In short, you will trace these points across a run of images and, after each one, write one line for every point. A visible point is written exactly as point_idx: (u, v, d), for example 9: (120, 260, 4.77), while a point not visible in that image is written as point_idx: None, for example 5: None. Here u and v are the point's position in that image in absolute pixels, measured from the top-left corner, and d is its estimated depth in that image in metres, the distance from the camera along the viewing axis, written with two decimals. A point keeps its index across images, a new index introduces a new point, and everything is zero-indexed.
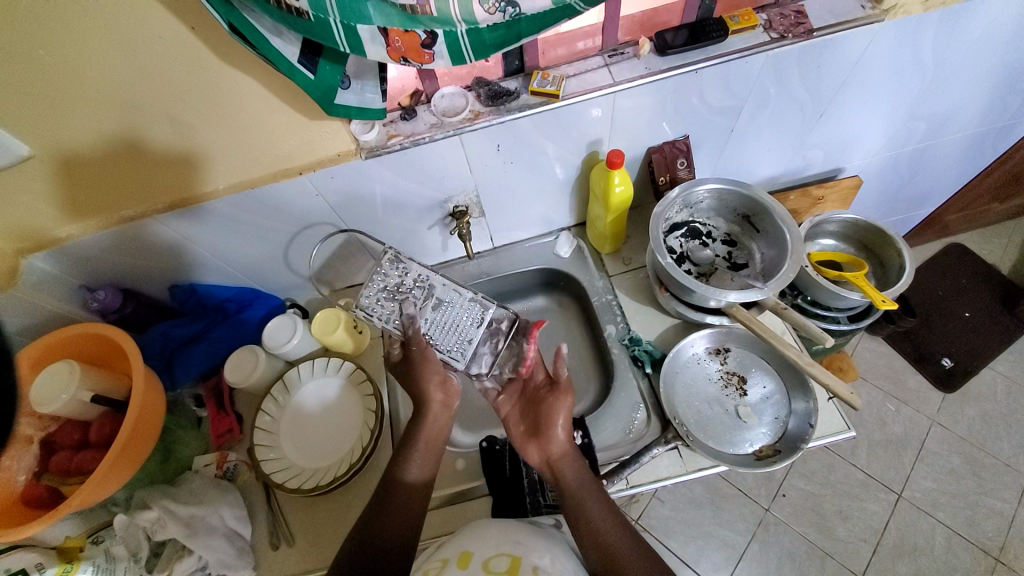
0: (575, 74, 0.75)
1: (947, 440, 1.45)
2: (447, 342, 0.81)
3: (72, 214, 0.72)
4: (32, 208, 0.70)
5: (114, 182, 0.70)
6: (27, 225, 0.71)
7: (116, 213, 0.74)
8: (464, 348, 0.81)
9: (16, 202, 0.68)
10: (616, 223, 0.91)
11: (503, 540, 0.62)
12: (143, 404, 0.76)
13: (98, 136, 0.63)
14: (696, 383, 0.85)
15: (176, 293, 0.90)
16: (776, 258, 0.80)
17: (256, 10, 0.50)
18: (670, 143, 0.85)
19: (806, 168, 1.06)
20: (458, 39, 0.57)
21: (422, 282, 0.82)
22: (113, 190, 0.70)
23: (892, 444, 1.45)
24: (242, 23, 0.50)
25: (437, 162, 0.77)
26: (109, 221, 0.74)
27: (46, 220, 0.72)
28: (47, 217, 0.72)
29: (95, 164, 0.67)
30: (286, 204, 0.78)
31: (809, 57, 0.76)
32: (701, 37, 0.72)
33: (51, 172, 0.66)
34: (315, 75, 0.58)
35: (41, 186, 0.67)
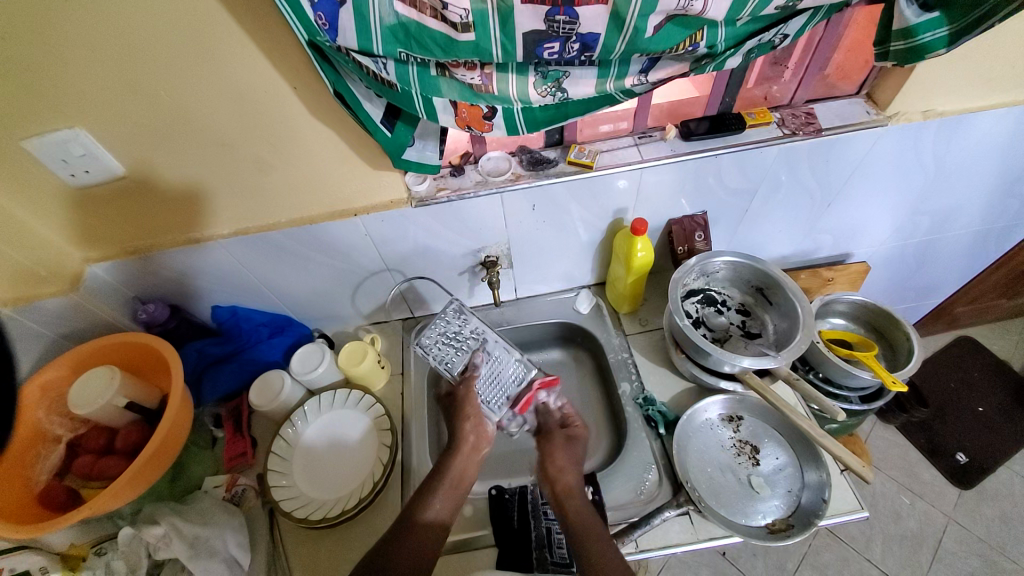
0: (608, 150, 0.84)
1: (967, 541, 1.39)
2: (490, 394, 0.88)
3: (128, 234, 0.80)
4: (113, 222, 0.77)
5: (189, 206, 0.77)
6: (104, 236, 0.79)
7: (184, 233, 0.81)
8: (502, 402, 0.87)
9: (101, 215, 0.76)
10: (636, 285, 0.96)
11: None
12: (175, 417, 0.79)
13: (176, 172, 0.72)
14: (709, 449, 0.86)
15: (215, 314, 0.94)
16: (789, 329, 0.83)
17: (356, 78, 0.60)
18: (689, 217, 0.93)
19: (816, 250, 1.13)
20: (514, 114, 0.66)
21: (477, 334, 0.89)
22: (169, 217, 0.78)
23: (908, 540, 1.39)
24: (342, 88, 0.60)
25: (478, 216, 0.85)
26: (177, 239, 0.81)
27: (107, 236, 0.79)
28: (122, 232, 0.79)
29: (180, 190, 0.75)
30: (336, 241, 0.86)
31: (818, 152, 0.85)
32: (721, 128, 0.81)
33: (125, 195, 0.74)
34: (391, 133, 0.67)
35: (113, 205, 0.75)
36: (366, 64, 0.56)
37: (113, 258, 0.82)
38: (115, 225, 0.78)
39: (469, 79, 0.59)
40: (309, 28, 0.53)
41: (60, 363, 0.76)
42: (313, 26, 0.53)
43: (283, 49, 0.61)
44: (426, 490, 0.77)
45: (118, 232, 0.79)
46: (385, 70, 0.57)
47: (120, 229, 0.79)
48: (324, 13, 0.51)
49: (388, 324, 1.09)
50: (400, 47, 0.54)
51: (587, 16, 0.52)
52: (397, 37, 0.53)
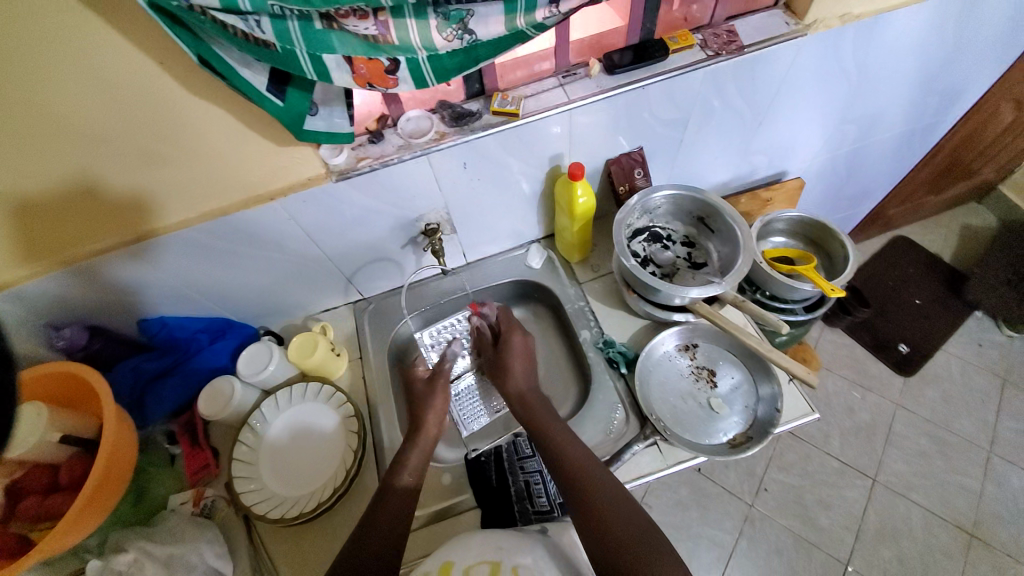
0: (532, 95, 0.79)
1: (912, 421, 1.54)
2: (463, 409, 0.98)
3: (55, 253, 0.71)
4: None
5: (77, 215, 0.68)
6: None
7: (81, 248, 0.72)
8: (471, 420, 0.98)
9: None
10: (583, 232, 0.95)
11: (484, 546, 0.63)
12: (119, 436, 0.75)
13: (64, 179, 0.64)
14: (669, 380, 0.88)
15: (145, 327, 0.88)
16: (731, 255, 0.84)
17: (224, 43, 0.53)
18: (626, 154, 0.92)
19: (754, 173, 1.15)
20: (419, 65, 0.61)
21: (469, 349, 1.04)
22: (101, 227, 0.71)
23: (862, 430, 1.53)
24: (212, 59, 0.53)
25: (408, 183, 0.80)
26: (73, 256, 0.72)
27: (31, 261, 0.71)
28: (6, 257, 0.69)
29: (58, 199, 0.65)
30: (261, 232, 0.79)
31: (744, 71, 0.83)
32: (645, 56, 0.78)
33: (43, 209, 0.66)
34: (283, 102, 0.60)
35: (30, 223, 0.67)
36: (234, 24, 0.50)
37: (41, 284, 0.73)
38: (39, 245, 0.70)
39: (361, 30, 0.54)
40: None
41: None
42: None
43: (140, 20, 0.52)
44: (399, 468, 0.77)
45: (42, 253, 0.71)
46: (259, 29, 0.50)
47: (46, 248, 0.70)
48: None
49: (339, 310, 1.05)
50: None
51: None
52: None
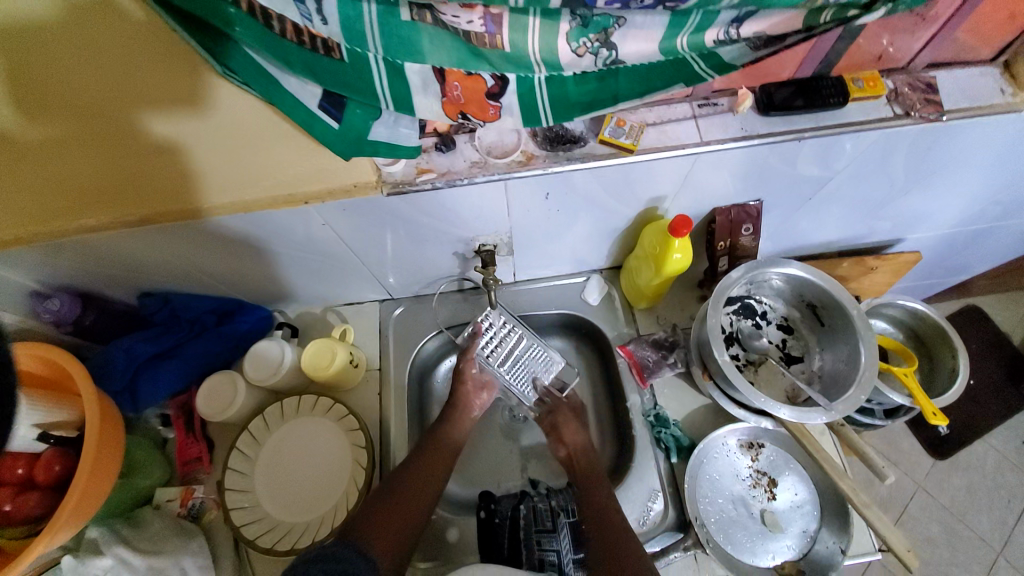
0: (656, 122, 0.61)
1: (929, 507, 1.39)
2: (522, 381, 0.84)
3: (66, 99, 0.51)
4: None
5: (92, 176, 0.56)
6: None
7: (77, 221, 0.58)
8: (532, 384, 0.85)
9: None
10: (661, 285, 0.80)
11: None
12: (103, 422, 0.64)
13: (96, 123, 0.53)
14: (723, 479, 0.77)
15: (144, 302, 0.78)
16: (842, 367, 0.71)
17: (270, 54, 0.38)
18: (738, 206, 0.74)
19: (868, 236, 0.95)
20: (534, 89, 0.44)
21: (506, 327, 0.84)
22: (131, 71, 0.50)
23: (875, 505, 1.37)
24: (239, 65, 0.40)
25: (470, 205, 0.64)
26: (63, 228, 0.58)
27: (35, 104, 0.51)
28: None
29: (79, 148, 0.54)
30: (283, 229, 0.66)
31: (923, 141, 0.65)
32: (816, 101, 0.60)
33: (51, 27, 0.47)
34: (340, 124, 0.45)
35: (33, 46, 0.47)
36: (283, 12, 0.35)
37: (48, 138, 0.53)
38: (46, 84, 0.50)
39: (461, 25, 0.36)
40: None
41: None
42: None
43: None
44: (398, 494, 0.67)
45: (45, 95, 0.50)
46: (319, 18, 0.35)
47: (51, 87, 0.50)
48: None
49: (361, 306, 0.92)
50: None
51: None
52: None
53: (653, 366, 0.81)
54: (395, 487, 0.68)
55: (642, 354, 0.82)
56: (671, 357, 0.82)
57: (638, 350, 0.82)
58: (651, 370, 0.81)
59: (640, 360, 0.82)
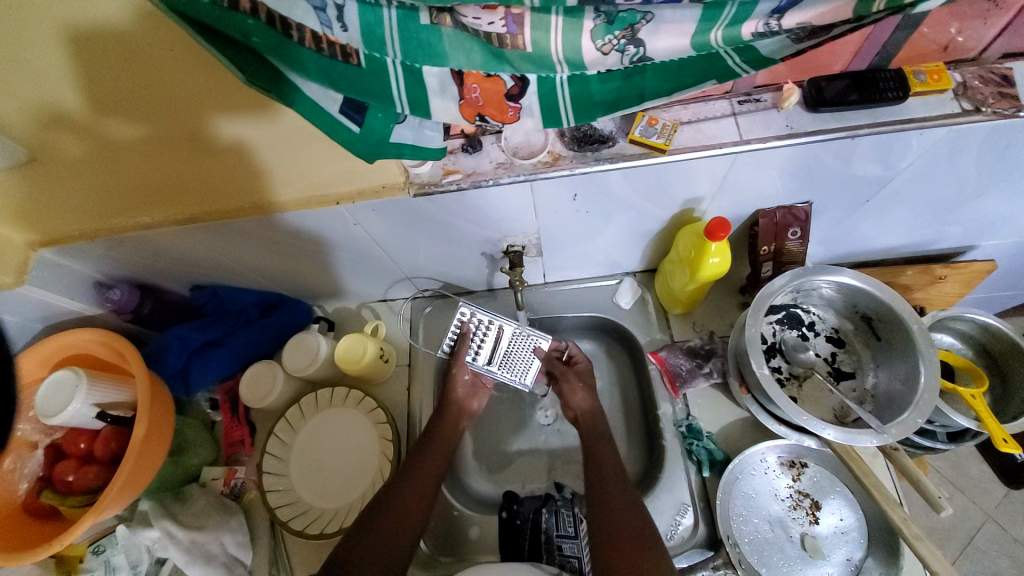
0: (691, 121, 0.58)
1: (999, 540, 1.18)
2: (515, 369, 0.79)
3: (147, 104, 0.49)
4: (79, 182, 0.59)
5: (172, 173, 0.59)
6: (69, 201, 0.62)
7: (163, 207, 0.64)
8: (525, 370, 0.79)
9: (62, 173, 0.57)
10: (697, 290, 0.76)
11: None
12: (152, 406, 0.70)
13: (173, 131, 0.53)
14: (760, 497, 0.72)
15: (196, 294, 0.84)
16: (898, 388, 0.65)
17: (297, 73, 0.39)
18: (784, 209, 0.69)
19: (937, 242, 0.86)
20: (554, 89, 0.43)
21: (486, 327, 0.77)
22: (209, 79, 0.47)
23: (935, 533, 1.19)
24: (262, 78, 0.39)
25: (497, 205, 0.64)
26: (152, 212, 0.64)
27: (118, 106, 0.49)
28: (91, 199, 0.62)
29: (158, 151, 0.56)
30: (316, 229, 0.68)
31: (1001, 138, 0.58)
32: (873, 94, 0.55)
33: (129, 41, 0.43)
34: (361, 126, 0.45)
35: (104, 58, 0.44)
36: (302, 21, 0.35)
37: (131, 136, 0.53)
38: (127, 90, 0.47)
39: (481, 27, 0.36)
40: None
41: (36, 360, 0.70)
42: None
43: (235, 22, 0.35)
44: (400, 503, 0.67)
45: (124, 105, 0.49)
46: (339, 25, 0.35)
47: (133, 93, 0.48)
48: None
49: (394, 303, 0.95)
50: None
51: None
52: None
53: (686, 375, 0.78)
54: (398, 496, 0.68)
55: (676, 362, 0.79)
56: (706, 366, 0.78)
57: (671, 357, 0.79)
58: (683, 379, 0.78)
59: (672, 367, 0.78)
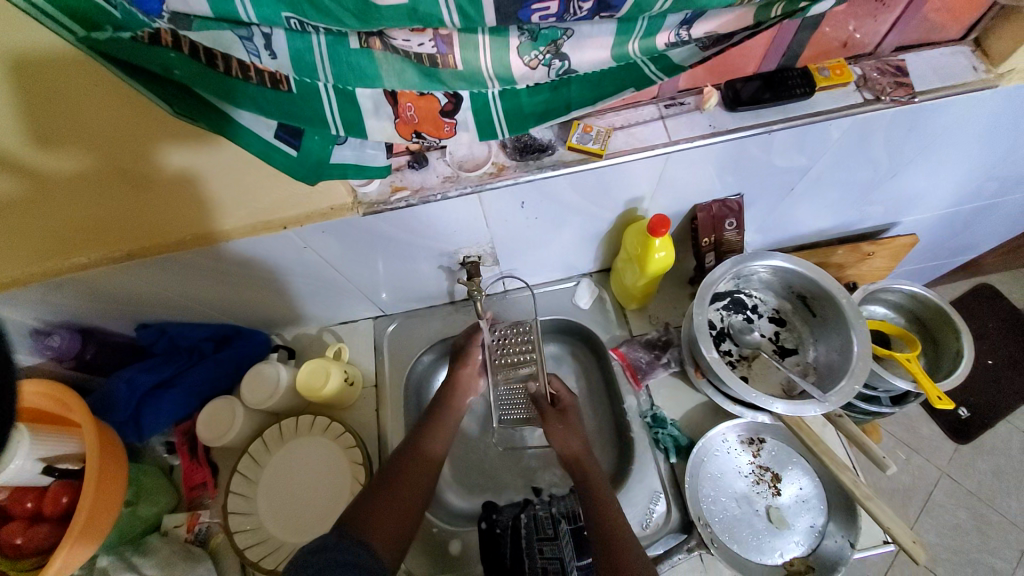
0: (624, 126, 0.62)
1: (956, 493, 1.27)
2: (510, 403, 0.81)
3: (84, 132, 0.48)
4: (12, 230, 0.56)
5: (116, 210, 0.57)
6: (2, 250, 0.58)
7: (108, 250, 0.62)
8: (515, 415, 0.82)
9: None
10: (649, 285, 0.79)
11: None
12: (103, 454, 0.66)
13: (115, 165, 0.52)
14: (725, 476, 0.75)
15: (143, 334, 0.80)
16: (836, 358, 0.70)
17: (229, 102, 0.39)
18: (719, 201, 0.74)
19: (860, 222, 0.94)
20: (488, 103, 0.45)
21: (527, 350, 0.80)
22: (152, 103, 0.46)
23: (897, 495, 1.28)
24: (193, 111, 0.39)
25: (448, 218, 0.65)
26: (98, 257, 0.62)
27: (51, 136, 0.48)
28: (28, 245, 0.59)
29: (100, 188, 0.54)
30: (267, 255, 0.67)
31: (899, 123, 0.65)
32: (784, 93, 0.61)
33: (61, 67, 0.42)
34: (298, 150, 0.45)
35: (41, 87, 0.43)
36: (228, 51, 0.35)
37: (66, 171, 0.51)
38: (61, 117, 0.46)
39: (411, 48, 0.37)
40: (133, 22, 0.33)
41: None
42: (96, 21, 0.32)
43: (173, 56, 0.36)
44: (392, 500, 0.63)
45: (62, 140, 0.48)
46: (268, 53, 0.35)
47: (69, 119, 0.46)
48: None
49: (356, 324, 0.94)
50: (285, 10, 0.32)
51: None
52: None
53: (644, 366, 0.81)
54: None
55: (637, 355, 0.82)
56: (664, 356, 0.81)
57: (632, 350, 0.82)
58: (643, 370, 0.81)
59: (632, 360, 0.81)
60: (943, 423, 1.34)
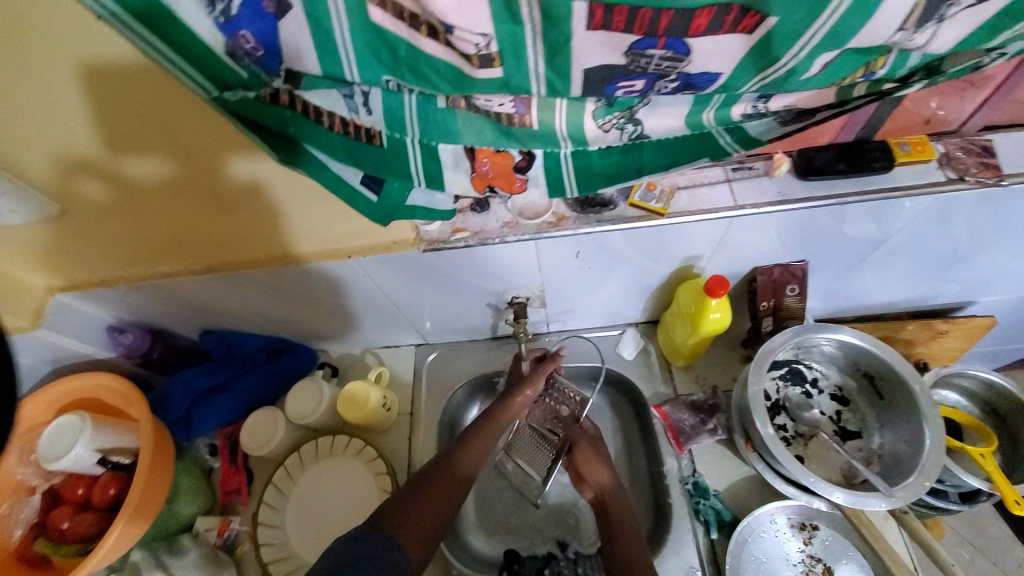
0: (688, 186, 0.61)
1: None
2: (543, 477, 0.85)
3: (160, 144, 0.51)
4: (110, 232, 0.63)
5: (194, 222, 0.62)
6: (103, 251, 0.65)
7: (189, 258, 0.67)
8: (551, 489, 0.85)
9: (93, 222, 0.61)
10: (699, 344, 0.77)
11: None
12: (154, 459, 0.69)
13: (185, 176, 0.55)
14: (771, 562, 0.69)
15: (205, 340, 0.85)
16: (906, 451, 0.64)
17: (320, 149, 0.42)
18: (781, 266, 0.71)
19: (935, 298, 0.87)
20: (559, 163, 0.47)
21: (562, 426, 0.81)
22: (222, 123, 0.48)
23: None
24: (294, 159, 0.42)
25: (503, 260, 0.66)
26: (181, 264, 0.68)
27: (133, 147, 0.51)
28: (124, 250, 0.65)
29: (177, 198, 0.58)
30: (323, 279, 0.71)
31: (987, 204, 0.61)
32: (861, 166, 0.59)
33: (133, 79, 0.44)
34: (378, 196, 0.48)
35: (118, 99, 0.46)
36: (331, 108, 0.38)
37: (148, 179, 0.55)
38: (139, 130, 0.49)
39: (492, 108, 0.39)
40: (256, 81, 0.35)
41: (41, 404, 0.72)
42: (228, 83, 0.35)
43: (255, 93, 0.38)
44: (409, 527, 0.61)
45: (138, 148, 0.51)
46: (365, 110, 0.38)
47: (148, 134, 0.49)
48: (253, 34, 0.32)
49: (398, 349, 0.96)
50: (386, 73, 0.35)
51: (704, 50, 0.32)
52: (380, 58, 0.34)
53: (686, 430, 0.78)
54: None
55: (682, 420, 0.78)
56: (711, 422, 0.77)
57: (676, 414, 0.79)
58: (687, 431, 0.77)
59: (675, 421, 0.78)
60: (1015, 523, 1.19)
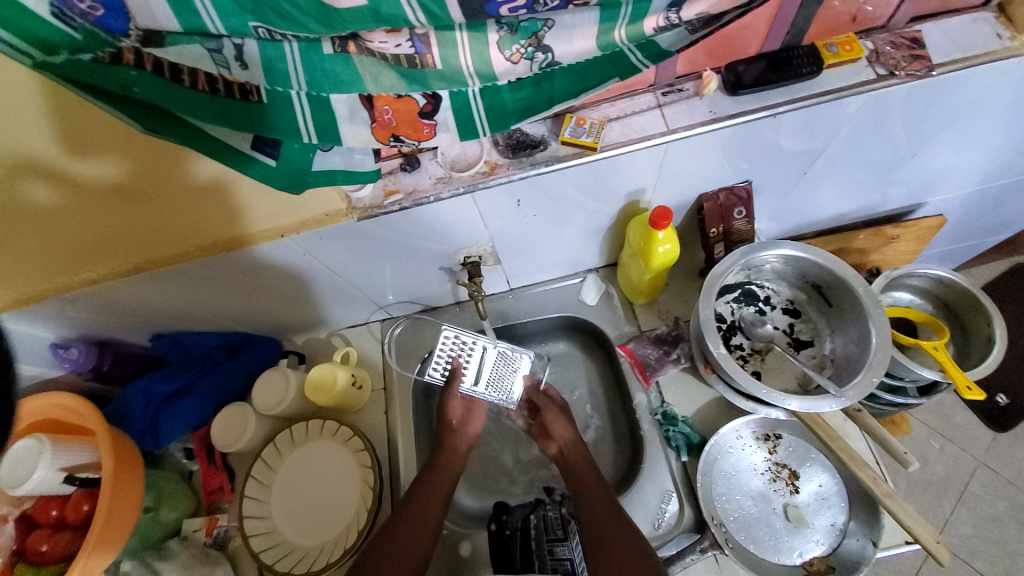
0: (619, 117, 0.60)
1: (994, 483, 1.19)
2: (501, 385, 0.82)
3: (118, 141, 0.49)
4: (55, 239, 0.58)
5: (151, 221, 0.59)
6: (47, 262, 0.60)
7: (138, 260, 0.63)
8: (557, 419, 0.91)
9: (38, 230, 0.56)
10: (655, 279, 0.77)
11: None
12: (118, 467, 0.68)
13: (139, 166, 0.52)
14: (740, 475, 0.73)
15: (157, 345, 0.82)
16: (854, 351, 0.67)
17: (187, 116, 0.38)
18: (726, 189, 0.71)
19: (882, 204, 0.89)
20: (469, 103, 0.45)
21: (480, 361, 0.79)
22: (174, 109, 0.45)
23: (930, 485, 1.20)
24: (162, 127, 0.38)
25: (445, 219, 0.64)
26: (121, 270, 0.63)
27: (81, 144, 0.49)
28: (69, 258, 0.61)
29: (141, 196, 0.55)
30: (270, 265, 0.68)
31: (917, 99, 0.61)
32: (787, 72, 0.57)
33: None
34: (276, 160, 0.45)
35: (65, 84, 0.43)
36: (194, 65, 0.35)
37: (104, 177, 0.52)
38: (98, 122, 0.47)
39: (387, 51, 0.37)
40: (92, 41, 0.33)
41: None
42: (55, 46, 0.32)
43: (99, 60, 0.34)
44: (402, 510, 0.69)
45: (94, 135, 0.48)
46: (237, 63, 0.36)
47: (101, 132, 0.48)
48: None
49: (363, 327, 0.94)
50: (252, 19, 0.32)
51: None
52: (240, 2, 0.31)
53: (652, 364, 0.78)
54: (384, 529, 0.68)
55: (648, 355, 0.79)
56: (674, 353, 0.79)
57: (642, 350, 0.79)
58: (654, 361, 0.79)
59: (643, 357, 0.79)
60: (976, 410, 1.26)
